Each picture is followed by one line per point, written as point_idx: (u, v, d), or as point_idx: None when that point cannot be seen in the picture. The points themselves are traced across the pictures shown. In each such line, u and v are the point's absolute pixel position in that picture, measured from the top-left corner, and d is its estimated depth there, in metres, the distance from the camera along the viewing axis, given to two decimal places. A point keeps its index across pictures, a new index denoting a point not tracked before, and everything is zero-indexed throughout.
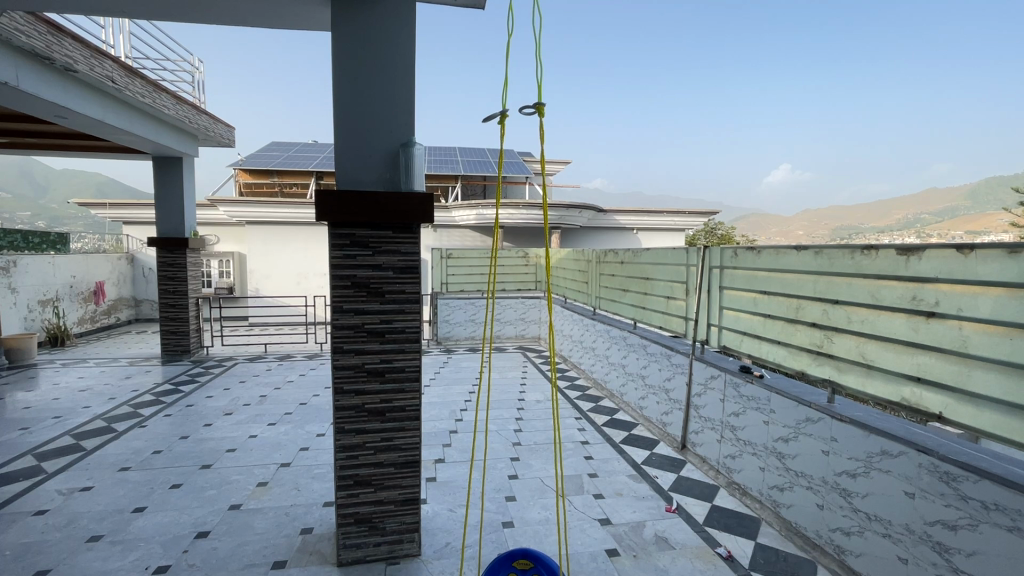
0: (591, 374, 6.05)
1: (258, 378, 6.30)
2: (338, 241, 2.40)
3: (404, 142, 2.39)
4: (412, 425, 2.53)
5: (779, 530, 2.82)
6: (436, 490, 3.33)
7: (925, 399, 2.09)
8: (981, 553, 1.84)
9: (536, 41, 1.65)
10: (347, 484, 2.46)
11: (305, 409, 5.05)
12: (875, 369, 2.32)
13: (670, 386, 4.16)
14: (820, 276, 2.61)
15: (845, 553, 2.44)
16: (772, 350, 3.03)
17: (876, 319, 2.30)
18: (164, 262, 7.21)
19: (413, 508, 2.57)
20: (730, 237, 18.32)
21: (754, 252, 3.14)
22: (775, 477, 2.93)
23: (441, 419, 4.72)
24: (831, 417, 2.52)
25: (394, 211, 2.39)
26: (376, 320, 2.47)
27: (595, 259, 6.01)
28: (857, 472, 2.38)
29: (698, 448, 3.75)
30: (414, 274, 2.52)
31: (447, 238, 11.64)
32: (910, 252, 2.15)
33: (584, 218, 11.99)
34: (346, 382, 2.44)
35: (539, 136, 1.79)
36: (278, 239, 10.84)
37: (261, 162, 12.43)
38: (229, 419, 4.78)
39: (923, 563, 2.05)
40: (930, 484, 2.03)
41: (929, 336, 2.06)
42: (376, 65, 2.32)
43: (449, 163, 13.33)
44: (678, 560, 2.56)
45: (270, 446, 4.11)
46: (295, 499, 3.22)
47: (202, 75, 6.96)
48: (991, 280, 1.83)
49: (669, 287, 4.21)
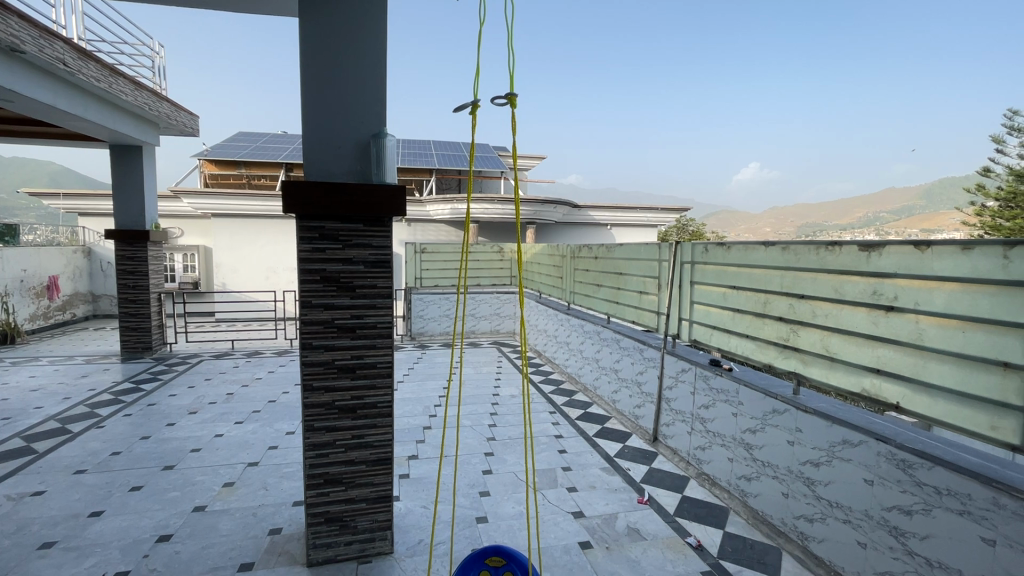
0: (565, 368, 6.09)
1: (225, 375, 6.12)
2: (307, 234, 2.32)
3: (374, 133, 2.34)
4: (384, 421, 2.49)
5: (746, 519, 2.90)
6: (409, 486, 3.30)
7: (884, 390, 2.17)
8: (934, 536, 1.93)
9: (507, 28, 1.62)
10: (317, 483, 2.40)
11: (274, 407, 4.93)
12: (838, 361, 2.40)
13: (643, 379, 4.23)
14: (787, 270, 2.67)
15: (809, 539, 2.52)
16: (740, 344, 3.10)
17: (839, 313, 2.37)
18: (123, 255, 6.89)
19: (385, 505, 2.53)
20: (700, 234, 18.81)
21: (724, 248, 3.21)
22: (743, 467, 3.00)
23: (414, 415, 4.67)
24: (796, 408, 2.60)
25: (365, 202, 2.33)
26: (346, 315, 2.41)
27: (569, 254, 6.06)
28: (821, 462, 2.46)
29: (670, 441, 3.81)
30: (387, 269, 2.47)
31: (422, 233, 11.52)
32: (871, 249, 2.21)
33: (559, 215, 12.06)
34: (315, 378, 2.38)
35: (512, 128, 1.75)
36: (246, 232, 10.53)
37: (229, 152, 12.04)
38: (193, 417, 4.62)
39: (881, 547, 2.14)
40: (888, 471, 2.12)
41: (888, 329, 2.13)
42: (345, 53, 2.25)
43: (424, 156, 13.19)
44: (650, 551, 2.60)
45: (237, 444, 3.99)
46: (264, 498, 3.14)
47: (163, 59, 6.67)
48: (946, 275, 1.91)
49: (641, 281, 4.27)
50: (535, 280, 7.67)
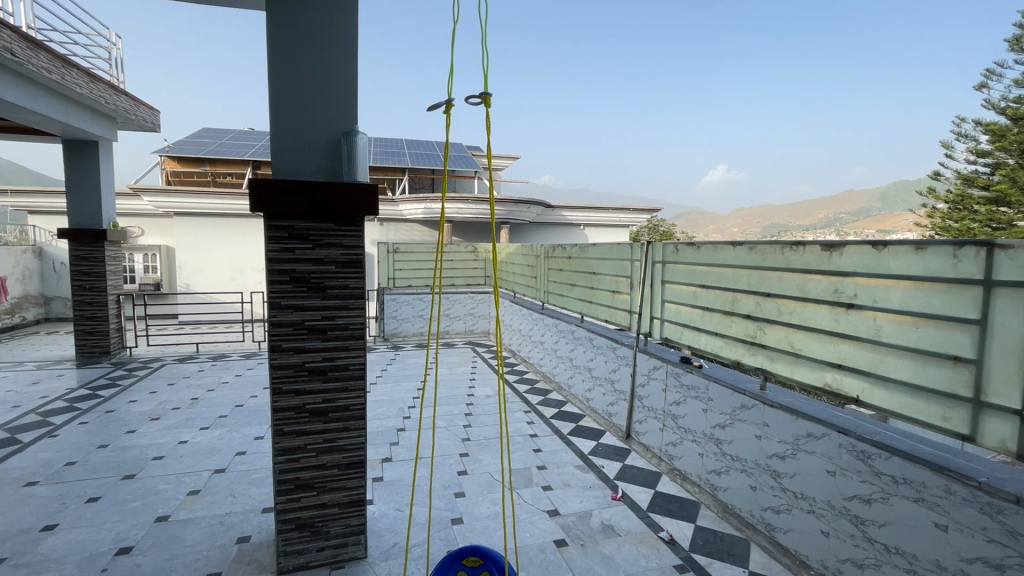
0: (540, 367, 6.12)
1: (189, 379, 5.90)
2: (276, 233, 2.26)
3: (345, 130, 2.30)
4: (357, 424, 2.45)
5: (716, 513, 2.97)
6: (383, 489, 3.26)
7: (845, 383, 2.25)
8: (891, 523, 2.02)
9: (481, 27, 1.62)
10: (287, 488, 2.35)
11: (242, 412, 4.79)
12: (803, 357, 2.48)
13: (616, 377, 4.28)
14: (753, 269, 2.75)
15: (775, 530, 2.60)
16: (709, 341, 3.17)
17: (802, 311, 2.46)
18: (77, 255, 6.57)
19: (358, 509, 2.49)
20: (671, 234, 19.20)
21: (693, 248, 3.29)
22: (713, 462, 3.08)
23: (388, 417, 4.61)
24: (763, 404, 2.68)
25: (336, 201, 2.29)
26: (317, 316, 2.36)
27: (543, 254, 6.08)
28: (786, 455, 2.54)
29: (642, 437, 3.87)
30: (359, 269, 2.43)
31: (394, 233, 11.39)
32: (832, 249, 2.30)
33: (533, 215, 12.11)
34: (284, 381, 2.32)
35: (487, 127, 1.75)
36: (211, 231, 10.19)
37: (193, 148, 11.64)
38: (155, 424, 4.44)
39: (843, 536, 2.22)
40: (849, 462, 2.20)
41: (848, 326, 2.22)
42: (313, 47, 2.20)
43: (397, 155, 13.03)
44: (624, 547, 2.63)
45: (203, 451, 3.86)
46: (231, 506, 3.05)
47: (121, 51, 6.39)
48: (901, 274, 2.00)
49: (614, 281, 4.33)
50: (509, 280, 7.67)
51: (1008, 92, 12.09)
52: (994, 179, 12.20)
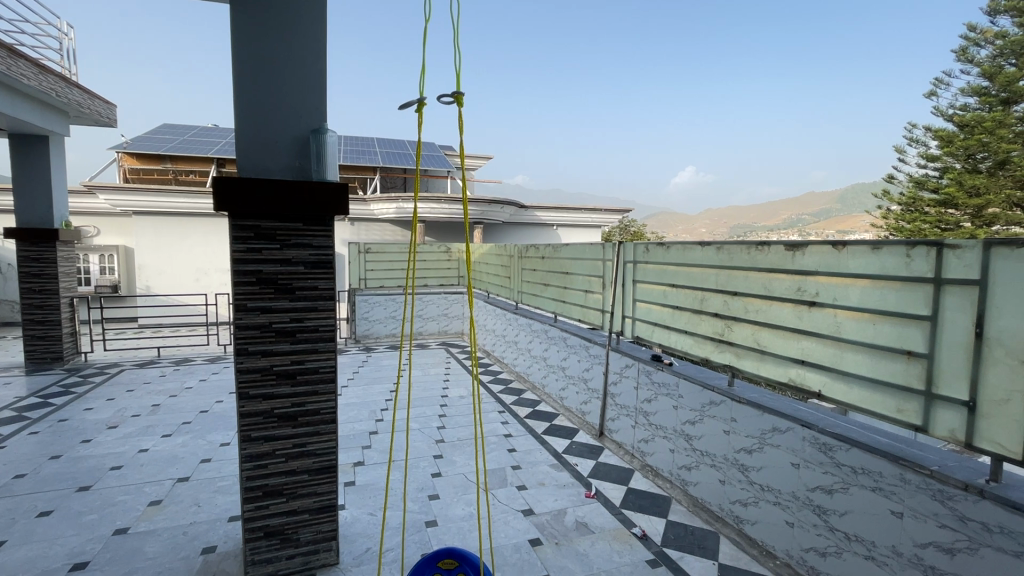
0: (514, 367, 6.12)
1: (149, 385, 5.67)
2: (241, 233, 2.19)
3: (314, 128, 2.25)
4: (328, 429, 2.40)
5: (687, 507, 3.03)
6: (355, 494, 3.20)
7: (808, 378, 2.34)
8: (851, 512, 2.10)
9: (453, 26, 1.61)
10: (255, 495, 2.28)
11: (207, 418, 4.63)
12: (768, 354, 2.56)
13: (589, 376, 4.33)
14: (721, 268, 2.82)
15: (743, 522, 2.68)
16: (679, 339, 3.23)
17: (767, 309, 2.54)
18: (26, 256, 6.23)
19: (330, 515, 2.44)
20: (641, 234, 19.55)
21: (664, 248, 3.36)
22: (684, 457, 3.14)
23: (360, 420, 4.54)
24: (731, 399, 2.76)
25: (305, 200, 2.24)
26: (286, 318, 2.30)
27: (517, 254, 6.10)
28: (753, 449, 2.61)
29: (615, 435, 3.92)
30: (329, 269, 2.38)
31: (366, 233, 11.21)
32: (795, 249, 2.38)
33: (506, 215, 12.13)
34: (251, 386, 2.25)
35: (460, 126, 1.73)
36: (173, 231, 9.81)
37: (153, 145, 11.20)
38: (113, 433, 4.25)
39: (807, 525, 2.31)
40: (811, 454, 2.28)
41: (810, 322, 2.30)
42: (279, 42, 2.14)
43: (368, 154, 12.84)
44: (598, 544, 2.66)
45: (165, 460, 3.71)
46: (195, 516, 2.94)
47: (73, 42, 6.09)
48: (858, 272, 2.08)
49: (586, 281, 4.37)
50: (483, 280, 7.65)
51: (955, 99, 12.77)
52: (943, 183, 12.87)
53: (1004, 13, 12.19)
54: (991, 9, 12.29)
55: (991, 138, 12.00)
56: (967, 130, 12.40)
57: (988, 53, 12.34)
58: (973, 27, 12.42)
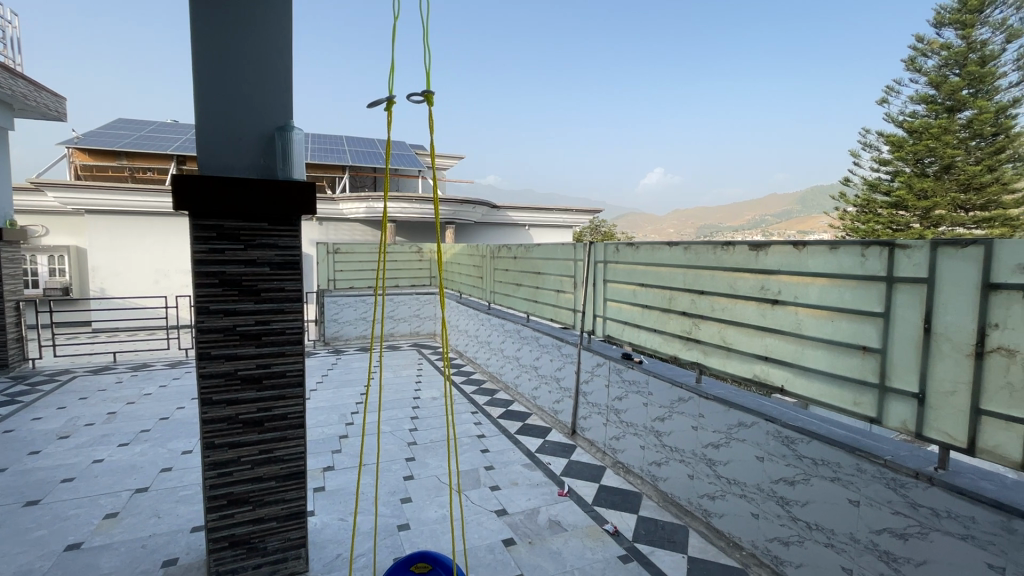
0: (487, 368, 6.11)
1: (105, 392, 5.41)
2: (202, 233, 2.11)
3: (280, 126, 2.20)
4: (296, 433, 2.34)
5: (656, 502, 3.09)
6: (325, 499, 3.14)
7: (771, 374, 2.42)
8: (813, 502, 2.18)
9: (422, 24, 1.60)
10: (219, 504, 2.21)
11: (167, 425, 4.45)
12: (733, 351, 2.63)
13: (561, 375, 4.36)
14: (688, 268, 2.89)
15: (711, 515, 2.75)
16: (649, 337, 3.29)
17: (732, 308, 2.61)
18: None
19: (298, 522, 2.38)
20: (611, 234, 19.82)
21: (633, 248, 3.41)
22: (654, 454, 3.20)
23: (330, 424, 4.45)
24: (699, 396, 2.82)
25: (270, 200, 2.18)
26: (251, 321, 2.23)
27: (489, 254, 6.09)
28: (720, 443, 2.69)
29: (587, 433, 3.97)
30: (296, 270, 2.32)
31: (335, 233, 10.99)
32: (759, 249, 2.46)
33: (478, 215, 12.11)
34: (214, 392, 2.18)
35: (429, 125, 1.72)
36: (129, 231, 9.39)
37: (107, 140, 10.71)
38: (65, 443, 4.03)
39: (771, 516, 2.38)
40: (775, 448, 2.36)
41: (773, 320, 2.38)
42: (241, 35, 2.07)
43: (337, 152, 12.60)
44: (570, 541, 2.69)
45: (122, 470, 3.55)
46: (156, 527, 2.82)
47: (18, 30, 5.76)
48: (818, 272, 2.16)
49: (558, 280, 4.41)
50: (455, 280, 7.62)
51: (905, 106, 13.43)
52: (895, 185, 13.52)
53: (948, 25, 12.91)
54: (937, 22, 13.01)
55: (938, 144, 12.67)
56: (916, 135, 13.06)
57: (934, 63, 13.03)
58: (921, 38, 13.11)
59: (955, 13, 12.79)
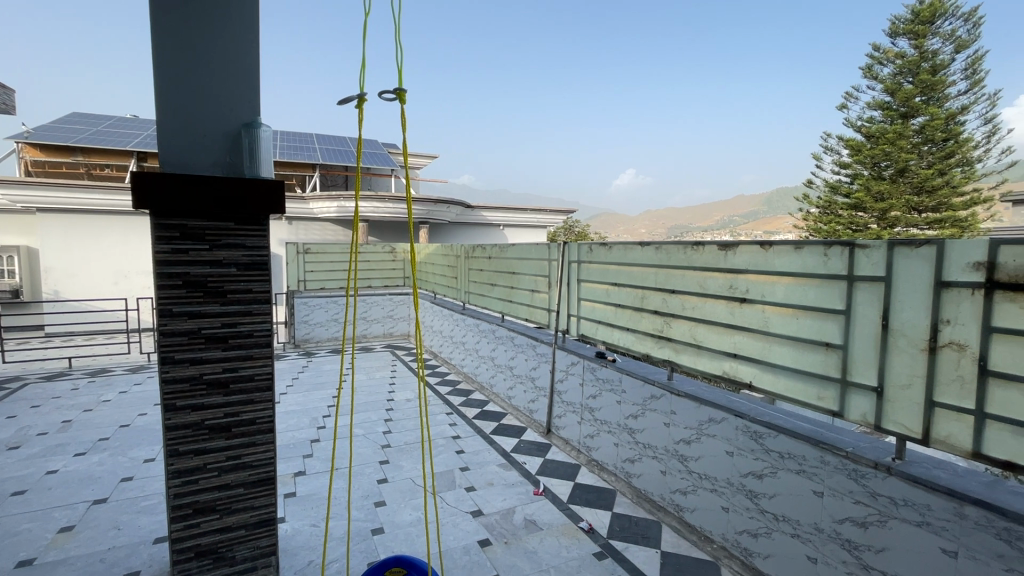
0: (461, 368, 6.08)
1: (59, 400, 5.15)
2: (164, 233, 2.03)
3: (246, 123, 2.13)
4: (265, 439, 2.28)
5: (630, 499, 3.13)
6: (296, 505, 3.06)
7: (739, 371, 2.48)
8: (780, 494, 2.25)
9: (393, 21, 1.57)
10: (184, 514, 2.13)
11: (127, 433, 4.26)
12: (703, 349, 2.69)
13: (536, 374, 4.38)
14: (660, 267, 2.94)
15: (683, 510, 2.80)
16: (622, 336, 3.33)
17: (702, 306, 2.67)
18: None
19: (268, 529, 2.32)
20: (585, 234, 20.00)
21: (606, 248, 3.45)
22: (627, 451, 3.24)
23: (301, 428, 4.35)
24: (671, 393, 2.87)
25: (236, 200, 2.11)
26: (217, 323, 2.16)
27: (463, 254, 6.06)
28: (691, 439, 2.74)
29: (562, 432, 3.99)
30: (264, 272, 2.25)
31: (305, 232, 10.75)
32: (727, 249, 2.52)
33: (452, 215, 12.04)
34: (178, 397, 2.10)
35: (402, 124, 1.70)
36: (85, 230, 8.98)
37: (61, 135, 10.21)
38: (15, 454, 3.82)
39: (740, 509, 2.44)
40: (744, 443, 2.42)
41: (741, 318, 2.45)
42: (205, 28, 2.00)
43: (307, 150, 12.33)
44: (546, 540, 2.70)
45: (79, 481, 3.38)
46: (115, 540, 2.70)
47: None
48: (784, 271, 2.23)
49: (533, 280, 4.42)
50: (429, 281, 7.55)
51: (863, 112, 14.00)
52: (854, 188, 14.07)
53: (902, 35, 13.53)
54: (892, 32, 13.61)
55: (893, 148, 13.25)
56: (873, 140, 13.61)
57: (889, 71, 13.60)
58: (877, 47, 13.69)
59: (909, 23, 13.40)
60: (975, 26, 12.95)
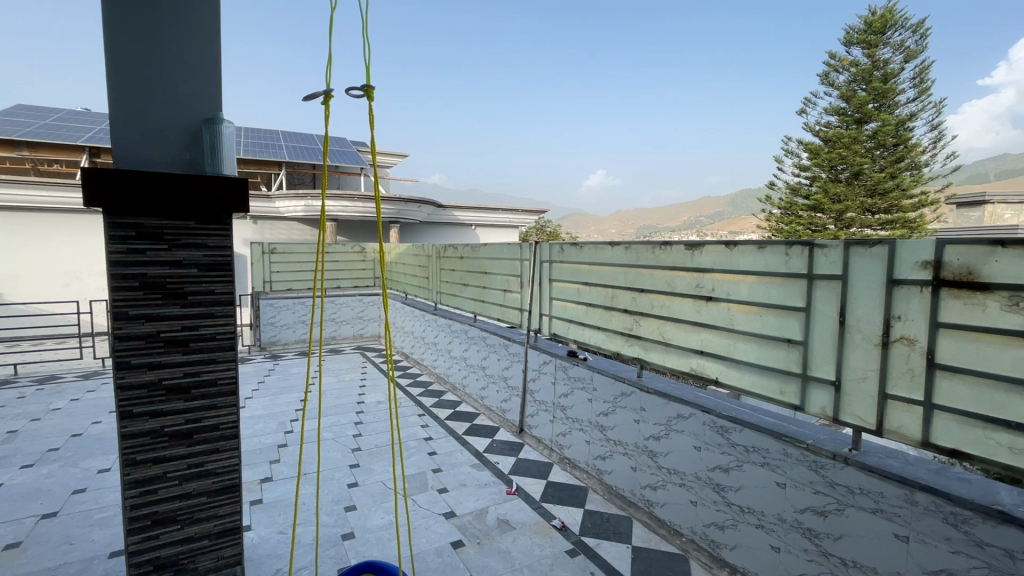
0: (433, 369, 6.03)
1: (3, 409, 4.85)
2: (118, 233, 1.94)
3: (207, 118, 2.05)
4: (229, 445, 2.20)
5: (602, 495, 3.17)
6: (262, 513, 2.98)
7: (706, 367, 2.55)
8: (746, 486, 2.32)
9: (360, 16, 1.54)
10: (141, 525, 2.03)
11: (79, 442, 4.05)
12: (671, 346, 2.75)
13: (509, 374, 4.38)
14: (630, 267, 2.99)
15: (653, 505, 2.85)
16: (593, 335, 3.37)
17: (670, 305, 2.73)
18: None
19: (233, 538, 2.24)
20: (557, 234, 20.14)
21: (577, 248, 3.48)
22: (599, 448, 3.28)
23: (267, 433, 4.23)
24: (640, 391, 2.93)
25: (197, 198, 2.03)
26: (177, 327, 2.08)
27: (435, 254, 6.01)
28: (660, 435, 2.80)
29: (534, 430, 4.01)
30: (227, 272, 2.18)
31: (271, 232, 10.46)
32: (694, 248, 2.58)
33: (423, 214, 11.93)
34: (135, 404, 2.00)
35: (370, 122, 1.67)
36: (31, 229, 8.49)
37: (4, 128, 9.61)
38: None
39: (707, 502, 2.51)
40: (711, 437, 2.49)
41: (708, 315, 2.51)
42: (162, 19, 1.92)
43: (272, 147, 12.00)
44: (519, 539, 2.70)
45: (25, 495, 3.19)
46: (67, 555, 2.56)
47: None
48: (747, 270, 2.30)
49: (504, 280, 4.42)
50: (400, 281, 7.46)
51: (821, 117, 14.59)
52: (812, 190, 14.65)
53: (856, 44, 14.17)
54: (847, 41, 14.25)
55: (848, 152, 13.86)
56: (830, 144, 14.21)
57: (844, 78, 14.22)
58: (833, 56, 14.30)
59: (862, 33, 14.04)
60: (922, 37, 13.69)
